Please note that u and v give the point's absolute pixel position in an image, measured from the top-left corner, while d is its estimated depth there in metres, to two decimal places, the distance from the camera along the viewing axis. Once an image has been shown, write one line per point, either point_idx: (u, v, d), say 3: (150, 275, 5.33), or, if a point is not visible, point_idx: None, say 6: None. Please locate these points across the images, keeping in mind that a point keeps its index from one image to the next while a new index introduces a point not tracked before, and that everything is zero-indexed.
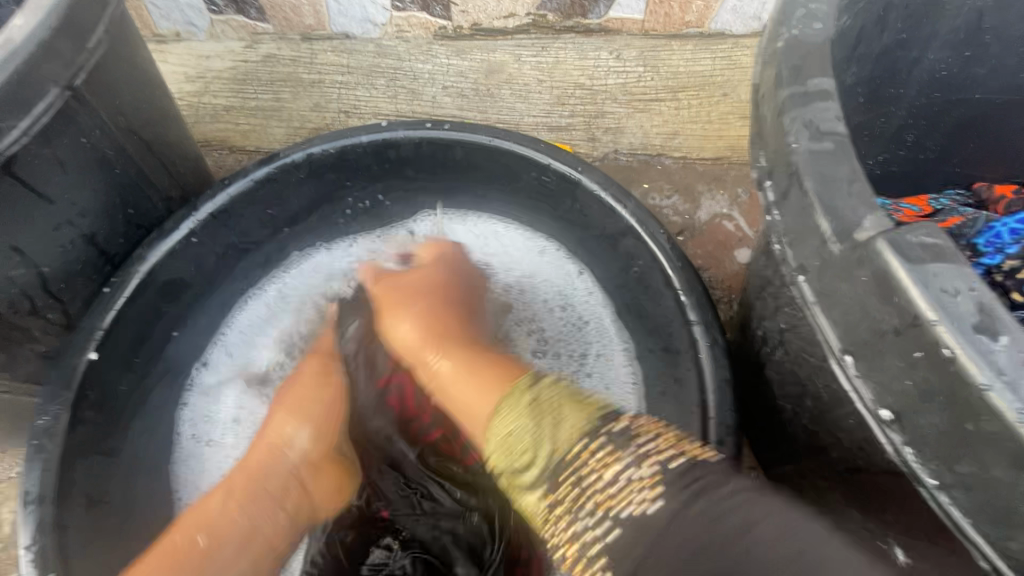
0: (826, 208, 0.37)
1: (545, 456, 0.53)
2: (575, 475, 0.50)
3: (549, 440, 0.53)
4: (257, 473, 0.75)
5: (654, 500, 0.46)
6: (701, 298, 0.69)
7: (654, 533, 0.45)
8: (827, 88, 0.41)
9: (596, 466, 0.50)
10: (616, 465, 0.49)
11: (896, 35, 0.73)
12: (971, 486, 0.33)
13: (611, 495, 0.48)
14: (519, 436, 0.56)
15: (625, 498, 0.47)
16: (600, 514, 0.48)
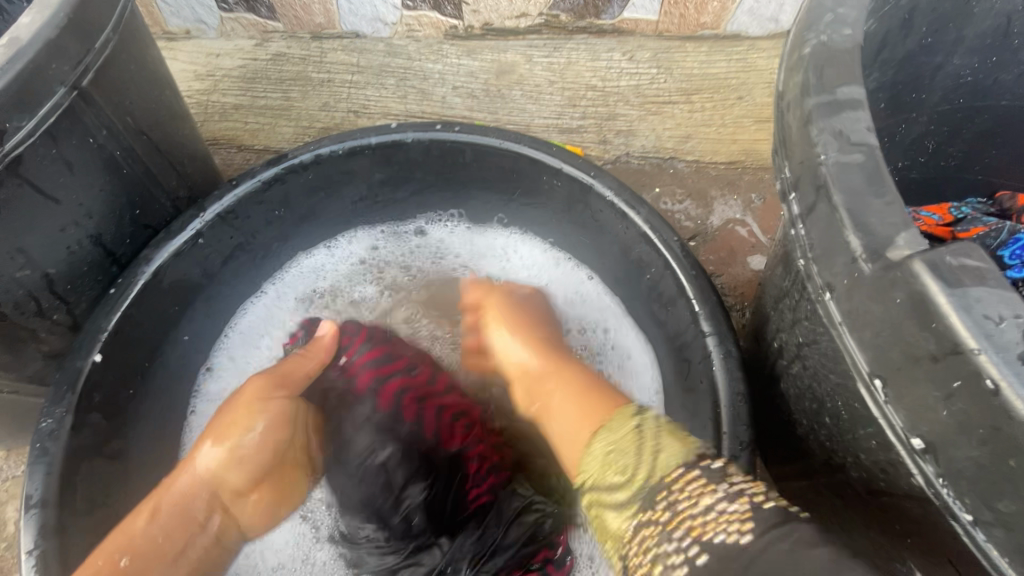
0: (857, 224, 0.35)
1: (641, 476, 0.51)
2: (667, 502, 0.48)
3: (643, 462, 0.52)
4: (180, 501, 0.70)
5: (744, 530, 0.44)
6: (716, 309, 0.68)
7: (740, 566, 0.42)
8: (858, 97, 0.40)
9: (685, 496, 0.48)
10: (707, 498, 0.47)
11: (921, 40, 0.71)
12: (1014, 527, 0.30)
13: (699, 525, 0.46)
14: (618, 455, 0.55)
15: (713, 522, 0.45)
16: (687, 542, 0.45)
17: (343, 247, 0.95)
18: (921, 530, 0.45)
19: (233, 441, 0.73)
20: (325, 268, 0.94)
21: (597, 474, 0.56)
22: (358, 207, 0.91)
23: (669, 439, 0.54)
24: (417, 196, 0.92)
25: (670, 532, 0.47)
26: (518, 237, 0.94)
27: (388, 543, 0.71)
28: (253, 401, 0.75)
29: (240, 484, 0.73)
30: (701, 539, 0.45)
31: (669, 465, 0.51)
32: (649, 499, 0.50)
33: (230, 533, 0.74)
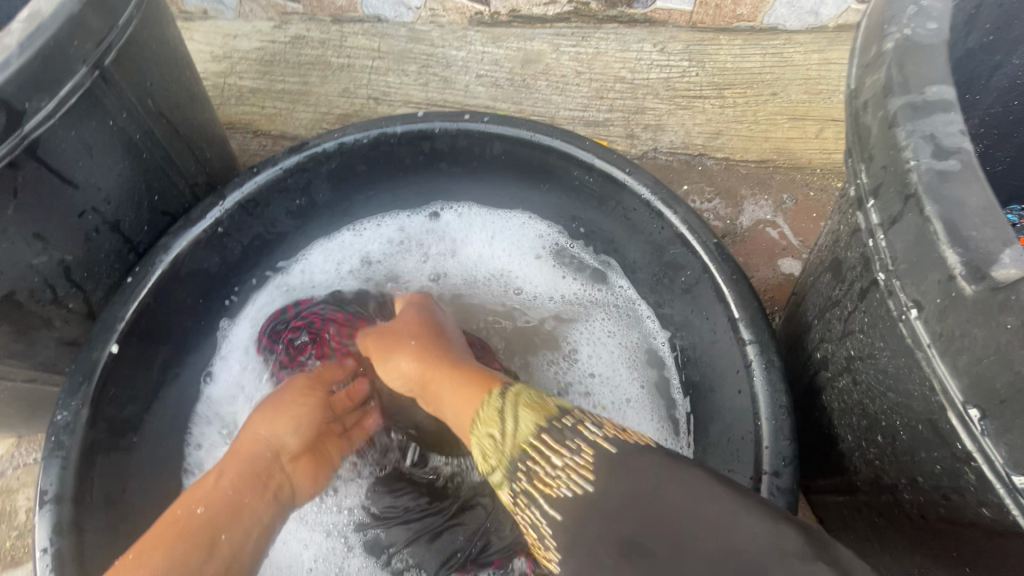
0: (952, 237, 0.32)
1: (506, 453, 0.53)
2: (527, 470, 0.50)
3: (509, 437, 0.53)
4: (246, 464, 0.66)
5: (589, 480, 0.45)
6: (757, 314, 0.65)
7: (585, 511, 0.43)
8: (949, 98, 0.36)
9: (545, 459, 0.49)
10: (558, 457, 0.48)
11: (984, 37, 0.67)
12: None
13: (552, 483, 0.47)
14: (489, 441, 0.55)
15: (563, 477, 0.47)
16: (546, 501, 0.47)
17: (369, 233, 0.92)
18: (986, 562, 0.43)
19: (287, 416, 0.70)
20: (348, 256, 0.91)
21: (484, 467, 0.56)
22: (381, 198, 0.89)
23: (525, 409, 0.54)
24: (436, 186, 0.89)
25: (535, 500, 0.48)
26: (544, 229, 0.91)
27: (431, 505, 0.75)
28: (303, 387, 0.74)
29: (294, 447, 0.69)
30: (558, 498, 0.46)
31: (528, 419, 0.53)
32: (514, 472, 0.51)
33: (286, 497, 0.68)
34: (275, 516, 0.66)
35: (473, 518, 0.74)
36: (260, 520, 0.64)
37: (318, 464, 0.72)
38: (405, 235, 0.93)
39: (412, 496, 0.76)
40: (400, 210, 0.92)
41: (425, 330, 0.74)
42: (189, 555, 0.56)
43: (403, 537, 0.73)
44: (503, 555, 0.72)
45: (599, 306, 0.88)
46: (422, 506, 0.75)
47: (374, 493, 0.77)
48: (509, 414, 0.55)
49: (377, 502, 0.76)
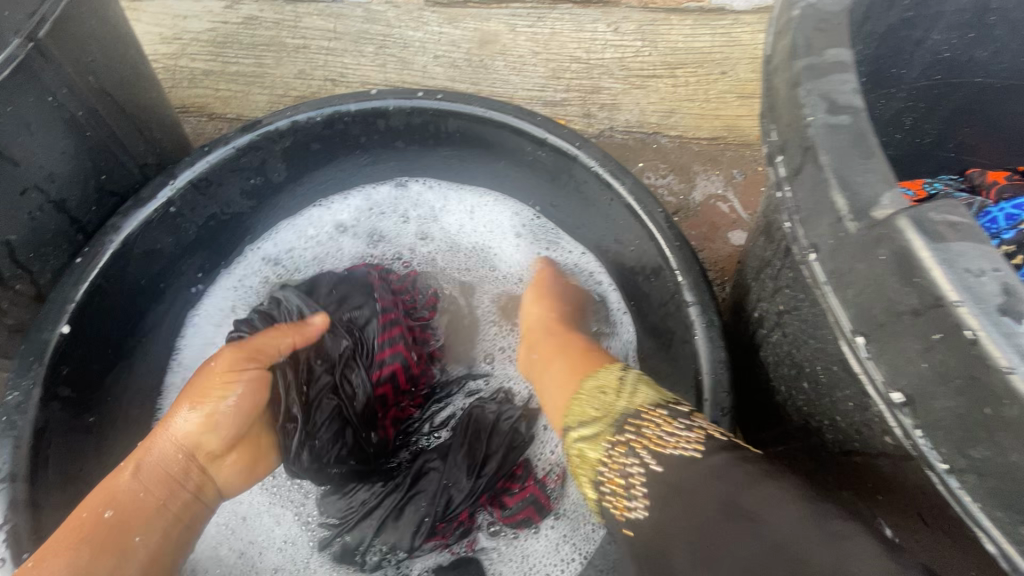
0: (843, 184, 0.35)
1: (615, 411, 0.57)
2: (636, 428, 0.54)
3: (620, 399, 0.58)
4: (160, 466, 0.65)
5: (699, 448, 0.50)
6: (699, 278, 0.68)
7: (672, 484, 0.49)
8: (845, 60, 0.39)
9: (655, 425, 0.53)
10: (672, 426, 0.53)
11: (904, 13, 0.70)
12: (985, 473, 0.29)
13: (659, 444, 0.52)
14: (602, 397, 0.59)
15: (675, 441, 0.52)
16: (652, 459, 0.51)
17: (337, 206, 0.92)
18: (892, 487, 0.47)
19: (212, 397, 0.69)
20: (319, 229, 0.92)
21: (578, 412, 0.60)
22: (341, 175, 0.90)
23: (647, 386, 0.59)
24: (402, 161, 0.89)
25: (635, 452, 0.53)
26: (519, 210, 0.93)
27: (385, 486, 0.76)
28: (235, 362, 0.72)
29: (215, 445, 0.70)
30: (665, 454, 0.51)
31: (644, 401, 0.57)
32: (622, 425, 0.55)
33: (208, 494, 0.70)
34: (197, 518, 0.68)
35: (428, 482, 0.75)
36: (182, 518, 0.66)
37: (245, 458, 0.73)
38: (377, 206, 0.93)
39: (367, 488, 0.76)
40: (366, 185, 0.93)
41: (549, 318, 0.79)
42: (96, 560, 0.56)
43: (369, 528, 0.73)
44: (468, 502, 0.74)
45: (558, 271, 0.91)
46: (376, 492, 0.75)
47: (326, 501, 0.77)
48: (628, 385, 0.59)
49: (331, 509, 0.76)
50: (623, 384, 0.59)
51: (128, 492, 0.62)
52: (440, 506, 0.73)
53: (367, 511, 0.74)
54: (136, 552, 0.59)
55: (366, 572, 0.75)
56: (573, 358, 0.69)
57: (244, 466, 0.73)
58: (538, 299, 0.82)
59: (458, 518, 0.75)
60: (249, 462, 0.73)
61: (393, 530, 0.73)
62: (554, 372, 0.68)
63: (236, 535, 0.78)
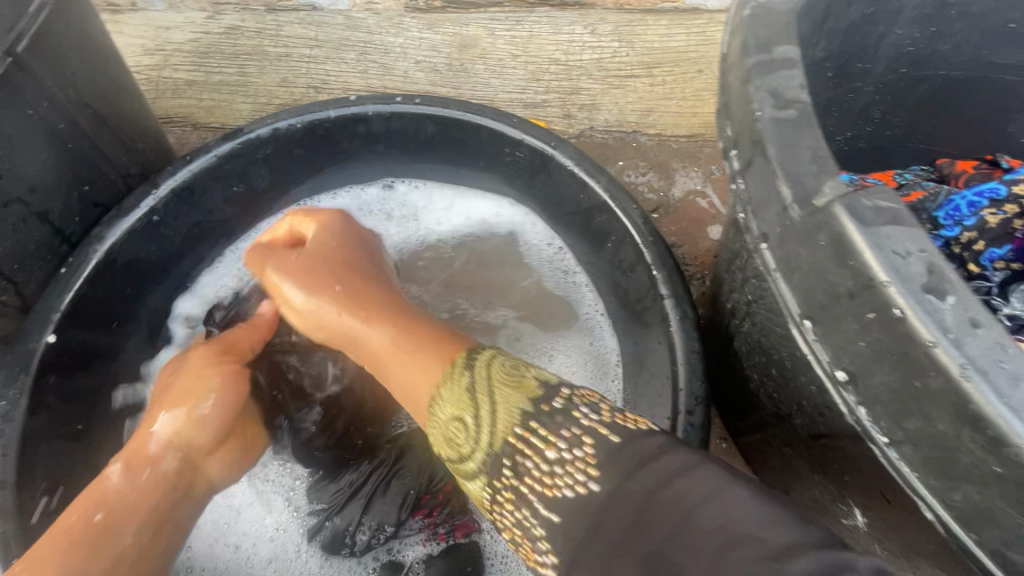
0: (789, 175, 0.37)
1: (483, 445, 0.51)
2: (513, 465, 0.49)
3: (484, 428, 0.52)
4: (146, 469, 0.65)
5: (592, 479, 0.44)
6: (673, 272, 0.70)
7: (585, 521, 0.42)
8: (793, 57, 0.41)
9: (535, 454, 0.48)
10: (552, 451, 0.47)
11: (864, 9, 0.73)
12: (920, 442, 0.31)
13: (551, 483, 0.46)
14: (460, 425, 0.53)
15: (564, 478, 0.45)
16: (545, 506, 0.45)
17: (324, 205, 0.93)
18: (855, 467, 0.48)
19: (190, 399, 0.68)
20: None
21: (449, 447, 0.55)
22: (323, 179, 0.90)
23: (502, 385, 0.53)
24: (391, 163, 0.91)
25: (528, 501, 0.47)
26: (504, 206, 0.93)
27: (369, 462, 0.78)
28: (209, 364, 0.71)
29: (203, 441, 0.68)
30: (556, 497, 0.45)
31: (509, 418, 0.51)
32: (500, 466, 0.50)
33: (200, 490, 0.69)
34: (188, 515, 0.68)
35: (412, 458, 0.78)
36: (174, 517, 0.66)
37: (237, 450, 0.72)
38: (364, 206, 0.94)
39: (356, 469, 0.78)
40: (353, 183, 0.93)
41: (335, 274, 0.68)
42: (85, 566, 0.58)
43: (358, 508, 0.75)
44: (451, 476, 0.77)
45: (542, 265, 0.92)
46: (363, 470, 0.78)
47: (319, 486, 0.79)
48: (484, 398, 0.53)
49: (322, 495, 0.78)
50: (478, 397, 0.53)
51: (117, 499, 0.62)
52: (424, 478, 0.76)
53: (355, 490, 0.76)
54: (125, 556, 0.60)
55: (358, 556, 0.77)
56: (408, 340, 0.61)
57: (236, 459, 0.72)
58: (299, 286, 0.68)
59: (442, 492, 0.77)
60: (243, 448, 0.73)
61: (382, 507, 0.75)
62: (399, 360, 0.61)
63: (230, 532, 0.79)
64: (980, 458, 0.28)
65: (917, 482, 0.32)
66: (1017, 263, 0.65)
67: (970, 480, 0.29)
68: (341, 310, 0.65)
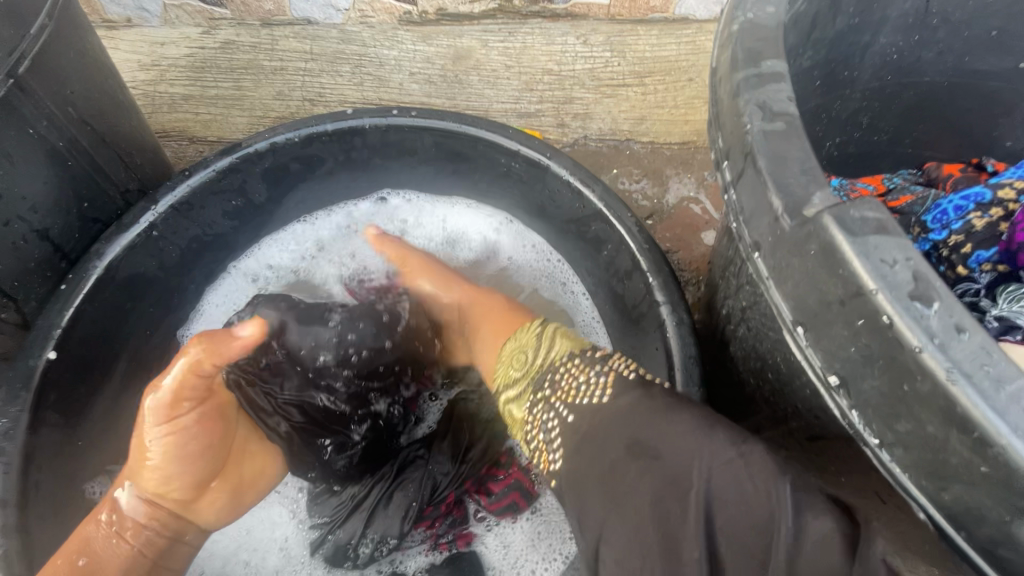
0: (778, 186, 0.38)
1: (535, 370, 0.66)
2: (551, 384, 0.62)
3: (541, 358, 0.66)
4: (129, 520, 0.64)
5: (607, 393, 0.55)
6: (668, 278, 0.71)
7: (591, 418, 0.54)
8: (780, 70, 0.43)
9: (570, 376, 0.60)
10: (585, 375, 0.59)
11: (849, 20, 0.74)
12: (910, 445, 0.32)
13: (575, 395, 0.58)
14: (522, 357, 0.70)
15: (587, 390, 0.57)
16: (567, 411, 0.57)
17: (319, 222, 0.94)
18: (856, 469, 0.48)
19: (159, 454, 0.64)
20: (302, 245, 0.94)
21: (505, 380, 0.71)
22: (321, 192, 0.91)
23: (564, 336, 0.67)
24: (380, 176, 0.91)
25: (554, 408, 0.59)
26: (496, 218, 0.95)
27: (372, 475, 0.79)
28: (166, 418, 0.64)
29: (183, 492, 0.66)
30: (575, 403, 0.57)
31: (558, 353, 0.64)
32: (540, 383, 0.64)
33: (189, 531, 0.69)
34: (178, 553, 0.69)
35: (414, 470, 0.79)
36: (161, 558, 0.67)
37: (225, 491, 0.70)
38: (355, 222, 0.95)
39: (358, 482, 0.78)
40: (346, 199, 0.95)
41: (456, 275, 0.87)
42: None
43: (360, 522, 0.75)
44: (453, 486, 0.78)
45: (537, 274, 0.93)
46: (366, 483, 0.78)
47: (319, 501, 0.79)
48: (545, 341, 0.68)
49: (323, 509, 0.78)
50: (543, 341, 0.68)
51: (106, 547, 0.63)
52: (427, 490, 0.77)
53: (357, 504, 0.76)
54: None
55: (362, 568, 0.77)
56: (494, 314, 0.81)
57: (224, 502, 0.70)
58: (434, 280, 0.85)
59: (445, 502, 0.78)
60: (237, 485, 0.71)
61: (384, 520, 0.75)
62: (485, 334, 0.80)
63: (233, 551, 0.79)
64: (967, 459, 0.29)
65: (905, 482, 0.33)
66: (1004, 264, 0.65)
67: (959, 480, 0.30)
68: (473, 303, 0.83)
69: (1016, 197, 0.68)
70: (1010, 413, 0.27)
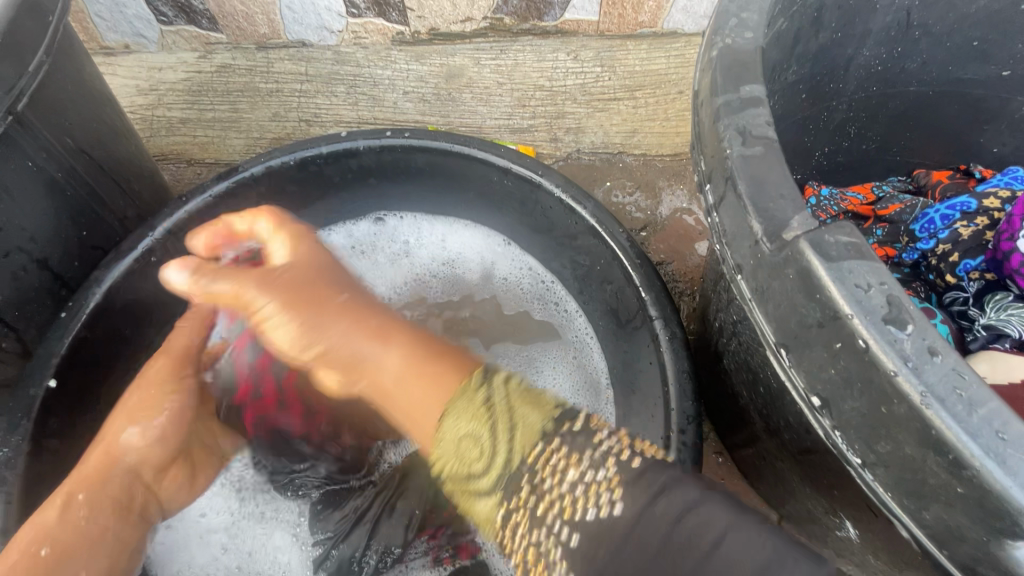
0: (759, 211, 0.39)
1: (499, 464, 0.47)
2: (532, 487, 0.45)
3: (502, 446, 0.47)
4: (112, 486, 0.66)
5: (616, 500, 0.42)
6: (660, 294, 0.72)
7: (613, 544, 0.40)
8: (758, 95, 0.44)
9: (554, 474, 0.44)
10: (574, 470, 0.44)
11: (832, 35, 0.76)
12: (891, 464, 0.33)
13: (571, 505, 0.43)
14: (473, 439, 0.49)
15: (585, 497, 0.43)
16: (565, 527, 0.43)
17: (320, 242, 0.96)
18: (845, 484, 0.49)
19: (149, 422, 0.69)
20: None
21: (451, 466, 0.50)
22: (319, 214, 0.93)
23: (524, 402, 0.49)
24: (376, 195, 0.93)
25: (547, 525, 0.44)
26: (492, 235, 0.96)
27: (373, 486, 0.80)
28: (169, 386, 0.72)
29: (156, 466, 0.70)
30: (577, 520, 0.42)
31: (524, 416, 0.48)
32: (515, 487, 0.46)
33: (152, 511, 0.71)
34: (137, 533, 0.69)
35: (416, 478, 0.78)
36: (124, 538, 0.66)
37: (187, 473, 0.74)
38: (356, 242, 0.96)
39: (361, 494, 0.80)
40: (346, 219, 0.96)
41: (332, 288, 0.64)
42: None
43: (363, 534, 0.76)
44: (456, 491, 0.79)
45: (531, 289, 0.94)
46: (368, 495, 0.79)
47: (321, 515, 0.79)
48: (502, 413, 0.48)
49: (325, 523, 0.79)
50: (501, 415, 0.48)
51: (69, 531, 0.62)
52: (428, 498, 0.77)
53: (360, 516, 0.78)
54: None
55: None
56: (410, 355, 0.58)
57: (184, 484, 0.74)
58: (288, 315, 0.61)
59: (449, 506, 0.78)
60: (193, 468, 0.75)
61: (389, 523, 0.77)
62: (410, 389, 0.56)
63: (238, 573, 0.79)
64: (945, 480, 0.30)
65: (888, 501, 0.34)
66: (991, 273, 0.66)
67: (938, 500, 0.31)
68: (382, 339, 0.60)
69: (1001, 206, 0.69)
70: (982, 434, 0.28)
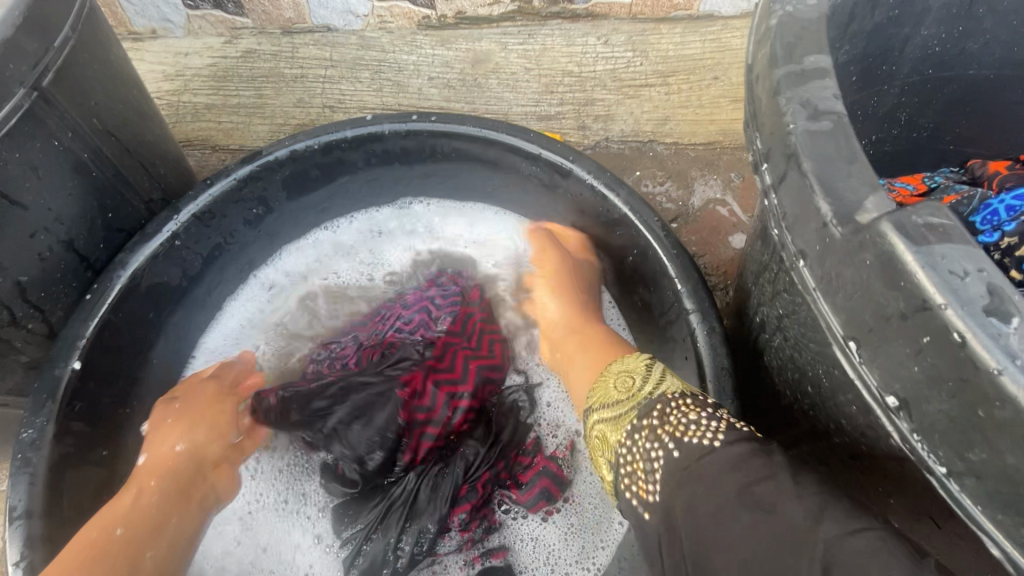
0: (826, 189, 0.36)
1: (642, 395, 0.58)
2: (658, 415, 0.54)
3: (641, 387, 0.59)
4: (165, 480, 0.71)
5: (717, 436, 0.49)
6: (697, 285, 0.69)
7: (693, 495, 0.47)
8: (824, 66, 0.40)
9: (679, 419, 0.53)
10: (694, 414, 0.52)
11: (889, 12, 0.71)
12: (985, 475, 0.29)
13: (683, 431, 0.51)
14: (627, 380, 0.61)
15: (697, 429, 0.51)
16: (671, 446, 0.51)
17: (342, 228, 0.94)
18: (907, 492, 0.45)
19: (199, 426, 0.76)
20: (325, 248, 0.93)
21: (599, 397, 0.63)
22: (343, 196, 0.90)
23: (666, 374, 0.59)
24: (402, 181, 0.90)
25: (658, 438, 0.53)
26: (521, 222, 0.92)
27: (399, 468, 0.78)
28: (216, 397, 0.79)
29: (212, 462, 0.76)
30: (685, 442, 0.50)
31: (668, 389, 0.57)
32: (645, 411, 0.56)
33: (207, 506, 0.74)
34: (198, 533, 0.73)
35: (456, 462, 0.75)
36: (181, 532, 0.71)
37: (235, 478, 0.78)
38: (378, 227, 0.94)
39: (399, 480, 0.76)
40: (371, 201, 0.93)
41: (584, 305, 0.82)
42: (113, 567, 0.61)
43: (394, 527, 0.72)
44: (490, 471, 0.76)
45: None
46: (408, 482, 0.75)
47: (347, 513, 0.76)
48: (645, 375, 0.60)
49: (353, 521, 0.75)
50: (649, 371, 0.60)
51: (115, 550, 0.63)
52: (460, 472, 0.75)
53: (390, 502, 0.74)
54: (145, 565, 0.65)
55: None
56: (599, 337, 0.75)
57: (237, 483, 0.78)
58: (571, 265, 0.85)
59: (481, 485, 0.75)
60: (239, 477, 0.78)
61: (422, 514, 0.73)
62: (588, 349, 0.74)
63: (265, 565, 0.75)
64: None
65: (971, 508, 0.31)
66: None
67: None
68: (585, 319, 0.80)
69: None
70: None
